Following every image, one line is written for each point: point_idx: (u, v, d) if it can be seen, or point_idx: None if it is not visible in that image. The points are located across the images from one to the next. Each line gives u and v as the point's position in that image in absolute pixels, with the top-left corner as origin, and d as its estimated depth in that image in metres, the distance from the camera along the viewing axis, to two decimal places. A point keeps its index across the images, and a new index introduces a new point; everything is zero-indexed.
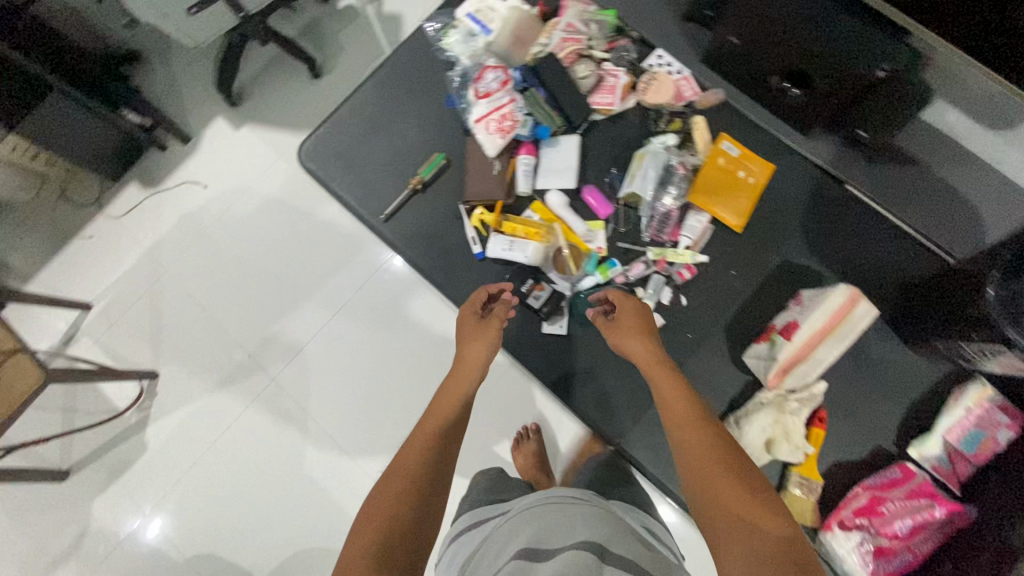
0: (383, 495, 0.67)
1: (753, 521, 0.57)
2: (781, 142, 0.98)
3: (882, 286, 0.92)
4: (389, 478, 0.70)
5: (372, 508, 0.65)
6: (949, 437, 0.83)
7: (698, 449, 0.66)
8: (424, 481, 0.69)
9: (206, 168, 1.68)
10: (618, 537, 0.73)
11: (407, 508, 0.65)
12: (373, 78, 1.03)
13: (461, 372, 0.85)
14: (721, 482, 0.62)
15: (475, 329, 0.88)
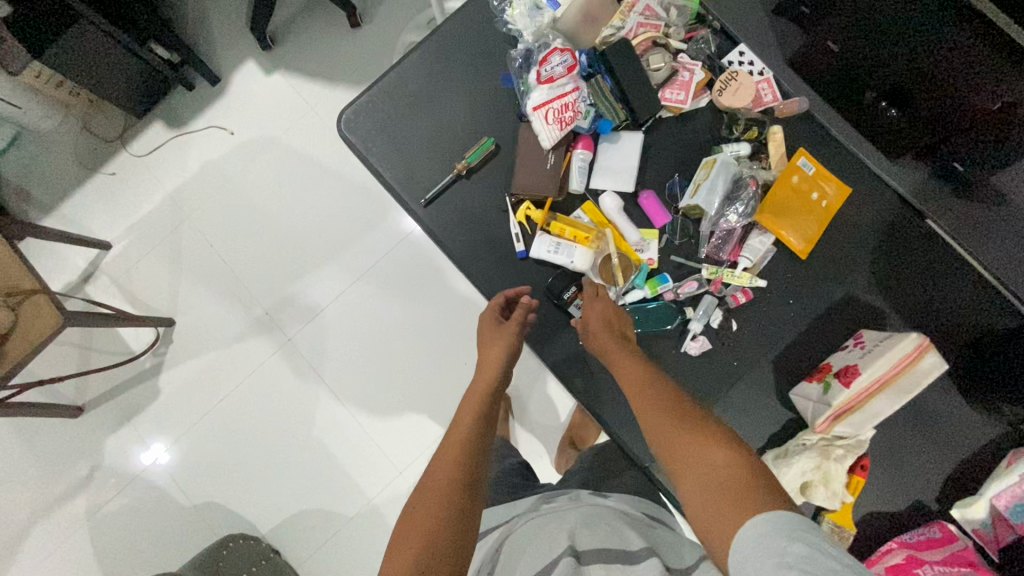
0: (408, 518, 0.61)
1: (713, 468, 0.61)
2: (863, 164, 0.89)
3: (951, 334, 0.85)
4: (411, 499, 0.64)
5: (400, 536, 0.60)
6: (997, 502, 0.77)
7: (651, 408, 0.70)
8: (456, 490, 0.63)
9: (235, 113, 1.61)
10: (606, 527, 0.73)
11: (442, 526, 0.59)
12: (424, 46, 0.95)
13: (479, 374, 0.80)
14: (675, 435, 0.65)
15: (495, 332, 0.83)
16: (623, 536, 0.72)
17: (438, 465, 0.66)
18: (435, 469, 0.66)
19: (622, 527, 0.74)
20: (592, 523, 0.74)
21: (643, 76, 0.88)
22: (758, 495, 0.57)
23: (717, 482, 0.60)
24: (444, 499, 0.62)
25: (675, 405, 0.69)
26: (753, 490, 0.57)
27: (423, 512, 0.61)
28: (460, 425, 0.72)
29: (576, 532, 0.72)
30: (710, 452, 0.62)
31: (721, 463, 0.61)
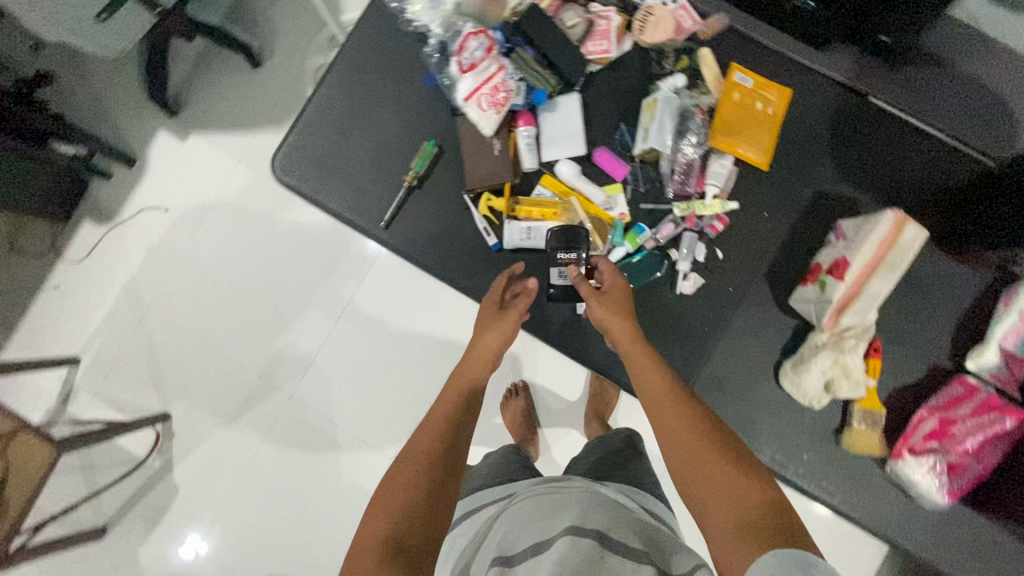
0: (389, 486, 0.59)
1: (738, 502, 0.55)
2: (795, 62, 0.90)
3: (921, 199, 0.87)
4: (392, 466, 0.62)
5: (380, 505, 0.58)
6: (1006, 343, 0.82)
7: (669, 421, 0.64)
8: (446, 472, 0.61)
9: (163, 188, 1.54)
10: (609, 519, 0.70)
11: (427, 507, 0.58)
12: (337, 68, 0.91)
13: (472, 361, 0.78)
14: (699, 454, 0.60)
15: (495, 318, 0.81)
16: (624, 528, 0.69)
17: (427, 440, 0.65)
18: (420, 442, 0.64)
19: (624, 520, 0.71)
20: (596, 511, 0.71)
21: (563, 35, 0.86)
22: (788, 537, 0.50)
23: (739, 518, 0.53)
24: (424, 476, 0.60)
25: (698, 420, 0.63)
26: (778, 533, 0.50)
27: (404, 483, 0.59)
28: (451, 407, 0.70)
29: (577, 516, 0.70)
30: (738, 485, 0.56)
31: (748, 495, 0.55)
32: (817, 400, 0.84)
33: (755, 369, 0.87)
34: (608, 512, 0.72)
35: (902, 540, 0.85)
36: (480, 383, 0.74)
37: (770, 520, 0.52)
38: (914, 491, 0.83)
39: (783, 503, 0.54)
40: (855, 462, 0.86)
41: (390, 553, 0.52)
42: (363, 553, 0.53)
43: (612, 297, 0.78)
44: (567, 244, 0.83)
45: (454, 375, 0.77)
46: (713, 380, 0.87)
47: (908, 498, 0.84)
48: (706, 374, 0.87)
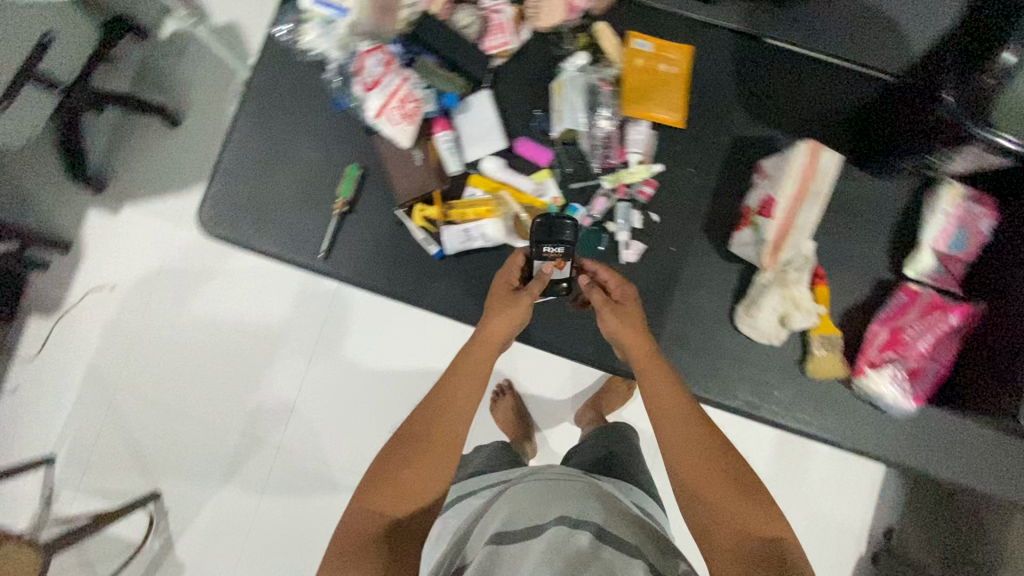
0: (389, 471, 0.69)
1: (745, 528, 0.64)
2: (689, 20, 0.92)
3: (832, 125, 0.90)
4: (389, 449, 0.72)
5: (379, 487, 0.68)
6: (938, 246, 0.86)
7: (680, 434, 0.70)
8: (440, 473, 0.71)
9: (106, 266, 1.51)
10: (607, 515, 0.72)
11: (420, 501, 0.69)
12: (244, 112, 0.90)
13: (484, 348, 0.79)
14: (709, 480, 0.67)
15: (509, 303, 0.80)
16: (619, 525, 0.71)
17: (428, 435, 0.72)
18: (417, 429, 0.72)
19: (619, 517, 0.73)
20: (594, 506, 0.73)
21: (457, 36, 0.87)
22: (783, 565, 0.60)
23: (748, 546, 0.62)
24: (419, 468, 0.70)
25: (707, 444, 0.69)
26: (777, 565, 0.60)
27: (400, 471, 0.69)
28: (458, 403, 0.75)
29: (577, 511, 0.71)
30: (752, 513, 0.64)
31: (757, 521, 0.64)
32: (775, 337, 0.86)
33: (713, 320, 0.89)
34: (605, 507, 0.74)
35: (880, 452, 0.88)
36: (481, 370, 0.78)
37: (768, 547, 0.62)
38: (883, 403, 0.86)
39: (783, 533, 0.63)
40: (823, 388, 0.88)
41: (381, 537, 0.66)
42: (360, 527, 0.66)
43: (626, 308, 0.80)
44: (551, 237, 0.78)
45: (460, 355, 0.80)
46: (675, 339, 0.89)
47: (878, 410, 0.87)
48: (667, 335, 0.89)
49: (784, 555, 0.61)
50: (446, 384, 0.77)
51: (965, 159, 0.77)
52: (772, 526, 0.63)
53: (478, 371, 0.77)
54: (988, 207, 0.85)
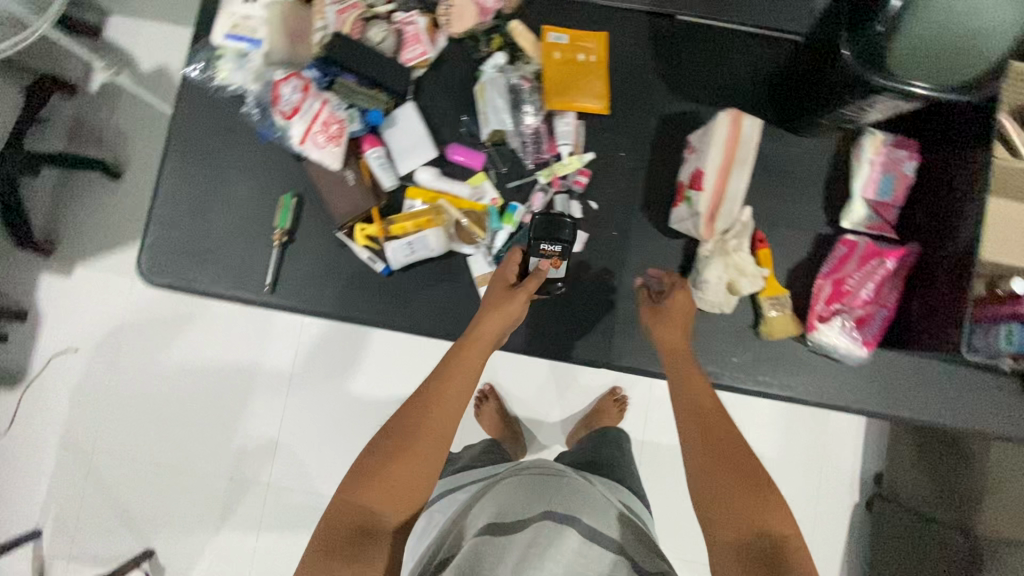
0: (376, 467, 0.68)
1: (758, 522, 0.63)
2: (600, 7, 0.93)
3: (753, 91, 0.92)
4: (375, 445, 0.70)
5: (364, 483, 0.67)
6: (869, 194, 0.88)
7: (717, 431, 0.71)
8: (429, 471, 0.69)
9: (66, 330, 1.50)
10: (596, 513, 0.72)
11: (408, 500, 0.67)
12: (170, 156, 0.89)
13: (478, 346, 0.78)
14: (727, 476, 0.67)
15: (505, 300, 0.81)
16: (608, 524, 0.71)
17: (420, 433, 0.70)
18: (403, 422, 0.71)
19: (607, 515, 0.73)
20: (584, 503, 0.73)
21: (373, 52, 0.87)
22: (788, 564, 0.60)
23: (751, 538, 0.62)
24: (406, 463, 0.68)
25: (730, 439, 0.70)
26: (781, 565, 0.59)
27: (383, 464, 0.68)
28: (453, 399, 0.74)
29: (568, 507, 0.71)
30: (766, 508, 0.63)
31: (771, 520, 0.63)
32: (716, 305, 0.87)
33: None
34: (594, 504, 0.74)
35: (841, 400, 0.90)
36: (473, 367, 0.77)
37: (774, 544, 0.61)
38: (837, 354, 0.88)
39: (794, 538, 0.62)
40: (781, 347, 0.90)
41: (366, 535, 0.64)
42: (343, 523, 0.64)
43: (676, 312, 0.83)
44: (548, 236, 0.79)
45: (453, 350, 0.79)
46: (630, 320, 0.90)
47: (835, 361, 0.90)
48: (622, 318, 0.90)
49: (784, 552, 0.61)
50: (437, 380, 0.75)
51: (879, 108, 0.79)
52: (791, 530, 0.63)
53: (469, 368, 0.76)
54: (911, 150, 0.87)
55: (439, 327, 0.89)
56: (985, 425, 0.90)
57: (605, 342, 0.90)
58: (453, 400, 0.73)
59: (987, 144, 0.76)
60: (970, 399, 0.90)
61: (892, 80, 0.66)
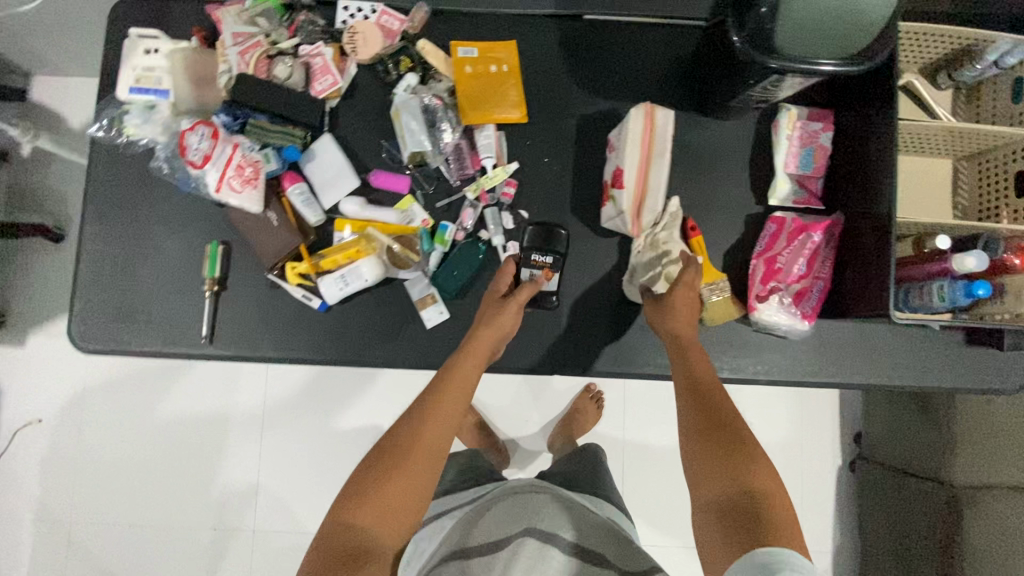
0: (368, 482, 0.66)
1: (738, 481, 0.65)
2: (506, 17, 0.93)
3: (667, 82, 0.93)
4: (368, 461, 0.69)
5: (358, 502, 0.65)
6: (791, 169, 0.89)
7: (710, 406, 0.73)
8: (425, 486, 0.68)
9: (31, 402, 1.52)
10: (577, 522, 0.79)
11: (404, 516, 0.66)
12: (87, 220, 0.88)
13: (472, 361, 0.78)
14: (718, 450, 0.69)
15: (498, 313, 0.82)
16: (587, 531, 0.78)
17: (414, 448, 0.69)
18: (401, 437, 0.70)
19: (588, 521, 0.79)
20: (563, 514, 0.79)
21: (282, 88, 0.86)
22: (774, 524, 0.61)
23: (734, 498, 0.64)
24: (407, 476, 0.67)
25: (723, 416, 0.72)
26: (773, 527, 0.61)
27: (381, 478, 0.67)
28: (449, 412, 0.73)
29: (550, 520, 0.77)
30: (751, 471, 0.66)
31: (759, 486, 0.65)
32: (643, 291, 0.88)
33: (605, 295, 0.91)
34: (575, 511, 0.80)
35: (793, 375, 0.91)
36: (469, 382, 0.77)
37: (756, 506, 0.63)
38: (780, 331, 0.89)
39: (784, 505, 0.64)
40: (726, 332, 0.91)
41: (359, 556, 0.62)
42: (332, 542, 0.63)
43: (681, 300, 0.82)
44: (544, 246, 0.87)
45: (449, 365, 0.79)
46: (575, 323, 0.90)
47: (780, 338, 0.91)
48: (567, 323, 0.90)
49: (772, 513, 0.62)
50: (430, 396, 0.75)
51: (786, 86, 0.79)
52: (774, 493, 0.65)
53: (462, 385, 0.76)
54: (825, 121, 0.89)
55: (384, 356, 0.89)
56: (933, 381, 0.92)
57: (553, 349, 0.90)
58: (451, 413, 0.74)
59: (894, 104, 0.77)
60: (916, 358, 0.92)
61: (804, 62, 0.67)
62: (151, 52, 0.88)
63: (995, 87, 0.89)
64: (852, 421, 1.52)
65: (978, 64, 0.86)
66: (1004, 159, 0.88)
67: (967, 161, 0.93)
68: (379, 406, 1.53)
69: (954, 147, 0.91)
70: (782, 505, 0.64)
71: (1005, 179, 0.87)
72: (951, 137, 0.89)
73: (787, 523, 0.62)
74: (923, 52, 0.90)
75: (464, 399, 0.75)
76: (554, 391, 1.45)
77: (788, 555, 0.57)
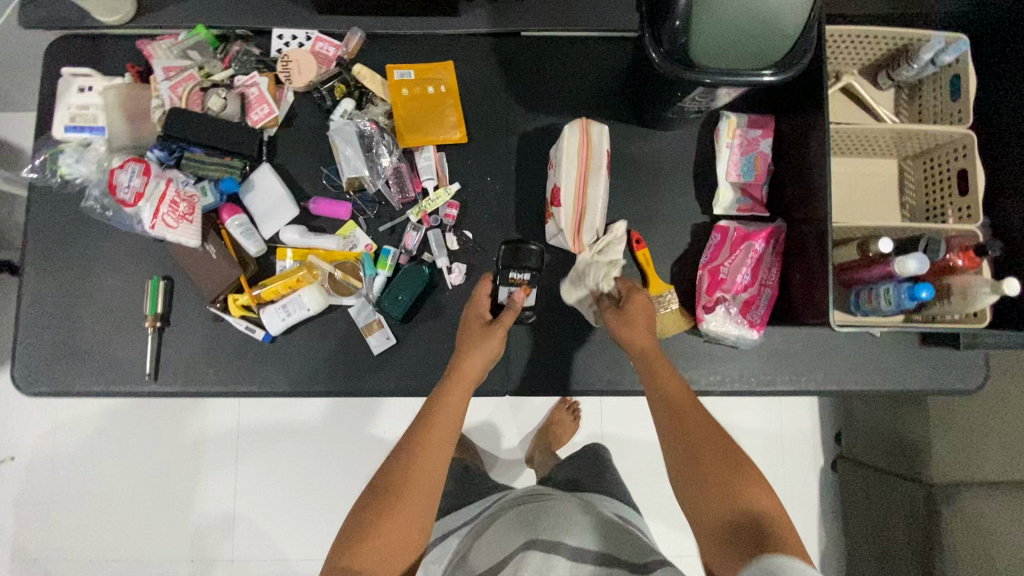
0: (366, 522, 0.64)
1: (736, 503, 0.62)
2: (442, 38, 0.93)
3: (606, 95, 0.92)
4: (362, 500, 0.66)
5: (355, 544, 0.63)
6: (734, 178, 0.89)
7: (694, 428, 0.67)
8: (424, 521, 0.66)
9: (3, 441, 1.51)
10: (582, 528, 0.72)
11: (399, 555, 0.64)
12: (27, 261, 0.87)
13: (458, 385, 0.75)
14: (706, 458, 0.65)
15: (484, 335, 0.80)
16: (593, 536, 0.71)
17: (409, 480, 0.67)
18: (392, 471, 0.68)
19: (592, 526, 0.73)
20: (569, 522, 0.73)
21: (217, 120, 0.86)
22: (774, 539, 0.58)
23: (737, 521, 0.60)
24: (403, 512, 0.65)
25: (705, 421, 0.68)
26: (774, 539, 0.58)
27: (377, 514, 0.64)
28: (438, 442, 0.70)
29: (552, 531, 0.71)
30: (746, 485, 0.62)
31: (754, 497, 0.62)
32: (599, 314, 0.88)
33: (554, 313, 0.90)
34: (579, 518, 0.74)
35: (748, 384, 0.89)
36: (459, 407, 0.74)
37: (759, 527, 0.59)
38: (731, 341, 0.88)
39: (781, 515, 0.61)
40: (678, 344, 0.90)
41: None
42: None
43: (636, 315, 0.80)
44: (516, 263, 0.86)
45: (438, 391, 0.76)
46: (526, 342, 0.89)
47: (734, 348, 0.89)
48: (516, 342, 0.89)
49: (769, 526, 0.59)
50: (421, 427, 0.71)
51: (724, 95, 0.78)
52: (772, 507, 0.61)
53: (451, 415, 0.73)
54: (765, 127, 0.88)
55: (332, 386, 0.88)
56: (891, 382, 0.91)
57: (504, 370, 0.89)
58: (440, 440, 0.70)
59: (823, 110, 0.77)
60: (873, 360, 0.91)
61: (726, 74, 0.67)
62: (85, 90, 0.88)
63: (935, 85, 0.89)
64: (831, 420, 1.49)
65: (914, 62, 0.85)
66: (948, 158, 0.86)
67: (914, 159, 0.92)
68: (353, 427, 1.52)
69: (897, 147, 0.90)
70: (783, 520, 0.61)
71: (949, 178, 0.86)
72: (892, 139, 0.87)
73: (788, 537, 0.58)
74: (861, 53, 0.90)
75: (453, 428, 0.72)
76: (534, 408, 1.41)
77: (797, 563, 0.53)
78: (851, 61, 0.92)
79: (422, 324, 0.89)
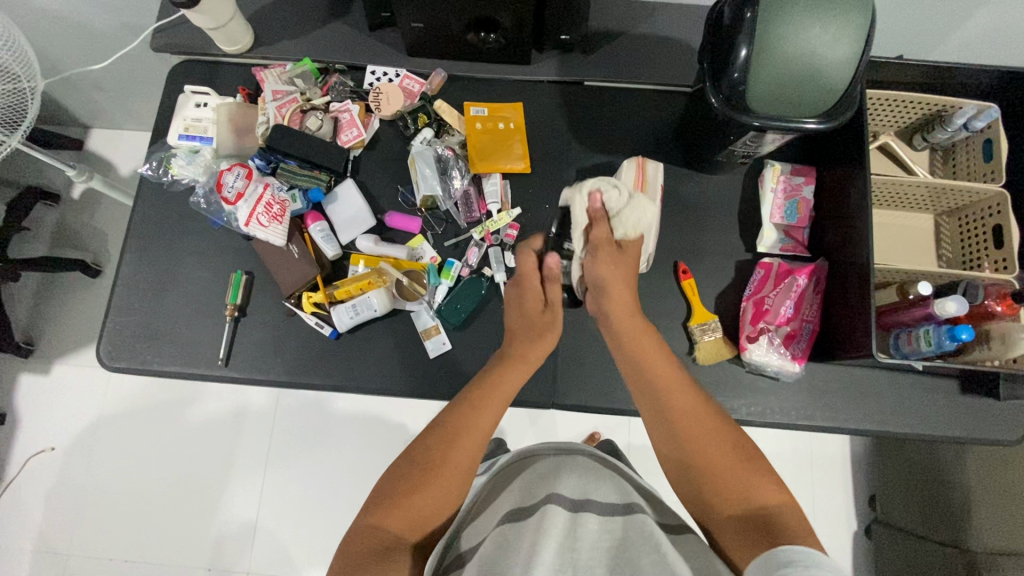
0: (400, 486, 0.67)
1: (746, 500, 0.65)
2: (514, 82, 1.04)
3: (658, 139, 1.02)
4: (396, 469, 0.69)
5: (387, 504, 0.66)
6: (777, 220, 0.96)
7: (697, 424, 0.71)
8: (459, 491, 0.69)
9: (48, 428, 1.57)
10: (608, 486, 0.68)
11: (429, 523, 0.67)
12: (128, 247, 0.97)
13: (515, 371, 0.80)
14: (716, 437, 0.70)
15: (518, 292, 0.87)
16: (619, 493, 0.67)
17: (450, 459, 0.69)
18: (427, 444, 0.71)
19: (618, 484, 0.69)
20: (593, 481, 0.69)
21: (312, 137, 0.97)
22: (782, 530, 0.61)
23: (743, 513, 0.64)
24: (441, 490, 0.67)
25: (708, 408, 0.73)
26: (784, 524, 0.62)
27: (411, 488, 0.67)
28: (480, 426, 0.73)
29: (577, 488, 0.67)
30: (759, 483, 0.66)
31: (766, 495, 0.65)
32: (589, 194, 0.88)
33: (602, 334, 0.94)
34: (606, 478, 0.70)
35: (787, 417, 0.91)
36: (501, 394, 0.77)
37: (768, 525, 0.62)
38: (772, 371, 0.91)
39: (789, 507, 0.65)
40: (719, 373, 0.93)
41: (388, 551, 0.63)
42: (364, 543, 0.64)
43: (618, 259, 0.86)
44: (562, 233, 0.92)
45: (483, 379, 0.79)
46: (571, 360, 0.93)
47: (774, 379, 0.93)
48: (565, 358, 0.93)
49: (784, 524, 0.62)
50: (467, 406, 0.75)
51: (771, 140, 0.86)
52: (780, 500, 0.65)
53: (494, 400, 0.76)
54: (807, 176, 0.96)
55: (388, 384, 0.92)
56: (930, 428, 0.92)
57: (551, 383, 0.92)
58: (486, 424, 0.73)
59: (862, 160, 0.85)
60: (912, 403, 0.92)
61: (777, 118, 0.76)
62: (201, 106, 1.01)
63: (969, 149, 0.96)
64: (864, 482, 1.45)
65: (948, 127, 0.92)
66: (983, 214, 0.92)
67: (949, 215, 0.98)
68: (381, 446, 1.54)
69: (932, 202, 0.96)
70: (791, 509, 0.65)
71: (984, 233, 0.92)
72: (928, 193, 0.93)
73: (807, 533, 0.61)
74: (896, 116, 0.98)
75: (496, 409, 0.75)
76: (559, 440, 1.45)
77: (813, 552, 0.56)
78: (888, 124, 1.00)
79: (476, 333, 0.94)
